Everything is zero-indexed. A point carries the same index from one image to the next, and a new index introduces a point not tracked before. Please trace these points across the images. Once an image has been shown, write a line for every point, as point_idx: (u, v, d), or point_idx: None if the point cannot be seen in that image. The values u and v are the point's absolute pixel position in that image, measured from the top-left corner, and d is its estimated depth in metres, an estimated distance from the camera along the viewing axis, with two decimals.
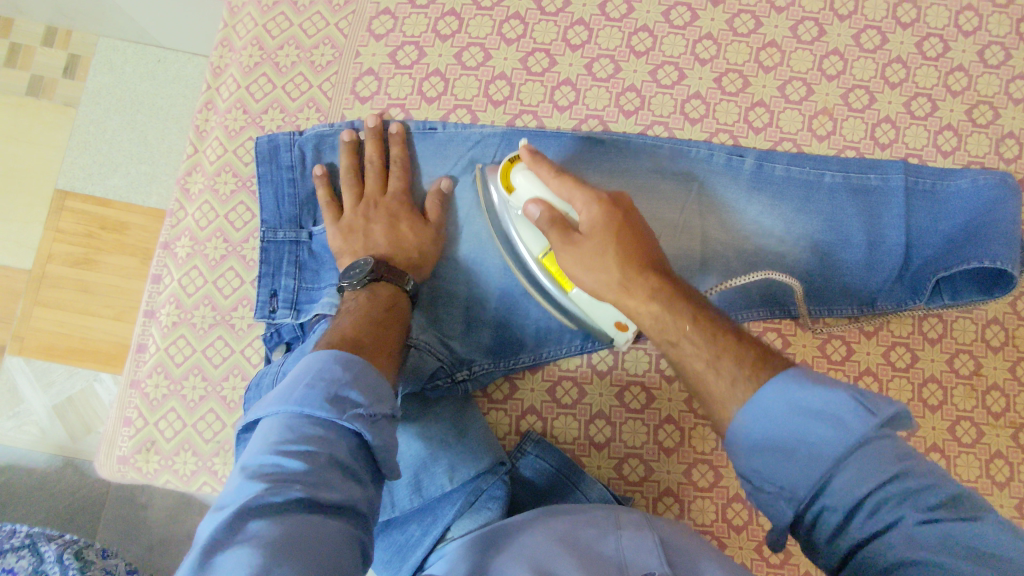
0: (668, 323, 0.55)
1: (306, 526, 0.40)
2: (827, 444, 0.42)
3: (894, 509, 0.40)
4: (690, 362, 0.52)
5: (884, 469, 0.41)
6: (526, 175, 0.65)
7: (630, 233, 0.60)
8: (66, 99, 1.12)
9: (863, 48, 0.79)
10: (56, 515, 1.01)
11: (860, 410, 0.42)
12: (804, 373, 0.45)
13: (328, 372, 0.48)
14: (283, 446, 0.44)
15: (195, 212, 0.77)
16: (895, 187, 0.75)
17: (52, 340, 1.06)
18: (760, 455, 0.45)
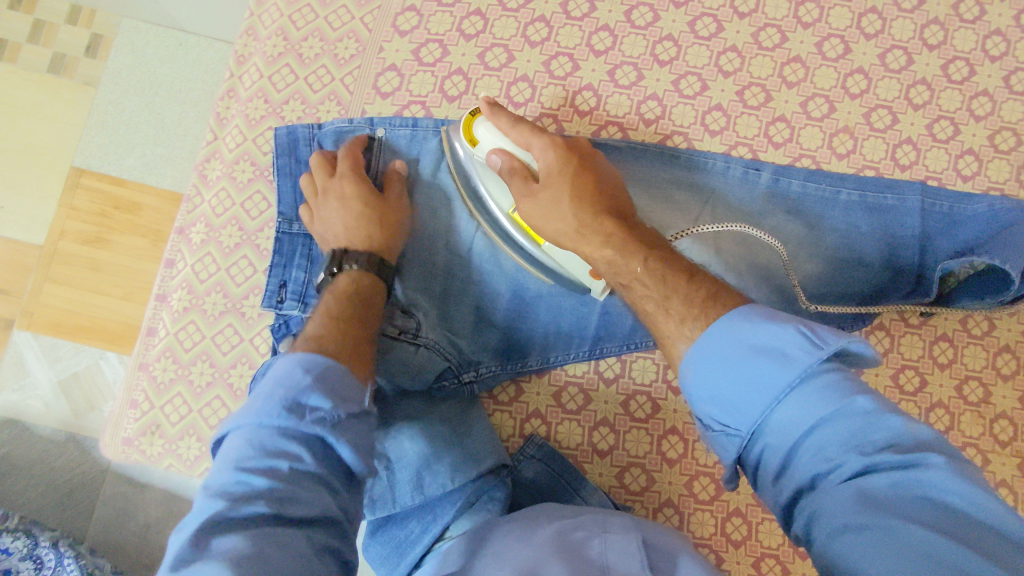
0: (620, 264, 0.59)
1: (275, 541, 0.41)
2: (771, 378, 0.44)
3: (835, 448, 0.41)
4: (644, 303, 0.57)
5: (827, 403, 0.42)
6: (486, 127, 0.66)
7: (583, 178, 0.63)
8: (86, 78, 1.13)
9: (888, 68, 0.79)
10: (56, 489, 1.02)
11: (804, 343, 0.44)
12: (757, 314, 0.47)
13: (287, 378, 0.48)
14: (245, 465, 0.44)
15: (211, 199, 0.77)
16: (912, 208, 0.74)
17: (62, 317, 1.07)
18: (711, 396, 0.47)
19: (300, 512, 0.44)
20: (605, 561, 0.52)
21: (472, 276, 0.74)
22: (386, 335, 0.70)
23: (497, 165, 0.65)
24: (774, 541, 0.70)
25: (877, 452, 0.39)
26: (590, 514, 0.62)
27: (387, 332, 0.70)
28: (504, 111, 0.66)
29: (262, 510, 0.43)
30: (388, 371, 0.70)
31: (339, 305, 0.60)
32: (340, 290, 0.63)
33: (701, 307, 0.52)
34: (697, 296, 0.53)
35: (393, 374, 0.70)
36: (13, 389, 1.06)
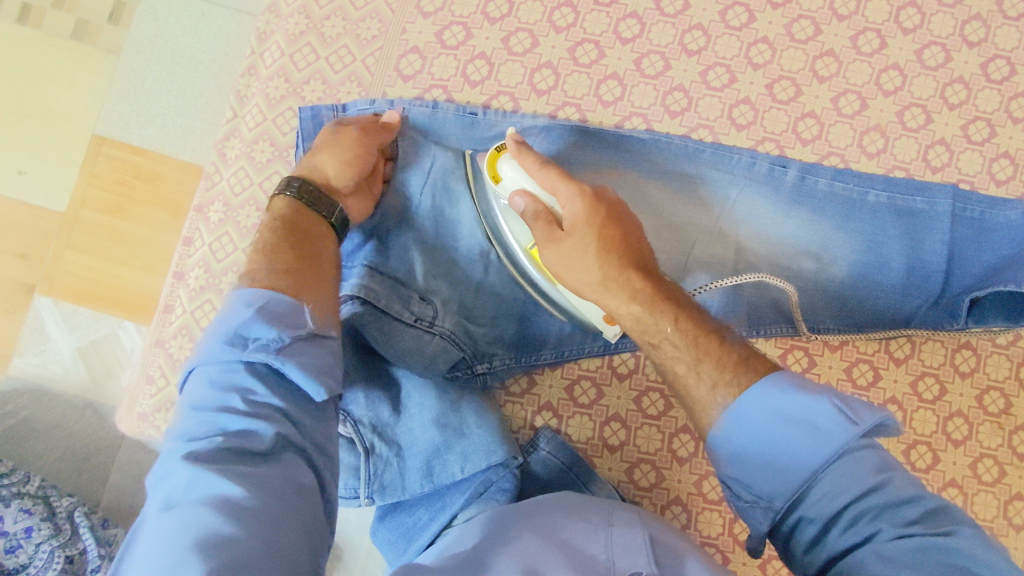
0: (648, 323, 0.58)
1: (255, 477, 0.43)
2: (808, 455, 0.46)
3: (872, 521, 0.44)
4: (672, 364, 0.56)
5: (861, 478, 0.45)
6: (510, 165, 0.64)
7: (611, 228, 0.61)
8: (109, 45, 1.08)
9: (925, 65, 0.76)
10: (74, 456, 1.01)
11: (840, 418, 0.46)
12: (790, 380, 0.49)
13: (232, 315, 0.49)
14: (207, 405, 0.46)
15: (230, 177, 0.77)
16: (941, 212, 0.72)
17: (81, 283, 1.04)
18: (740, 463, 0.49)
19: (261, 443, 0.45)
20: (610, 558, 0.53)
21: (489, 265, 0.73)
22: (401, 321, 0.69)
23: (521, 208, 0.63)
24: None
25: (909, 524, 0.42)
26: (586, 499, 0.64)
27: (403, 318, 0.69)
28: (531, 151, 0.64)
29: (223, 442, 0.44)
30: (401, 359, 0.69)
31: (275, 234, 0.60)
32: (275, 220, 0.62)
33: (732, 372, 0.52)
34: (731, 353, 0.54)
35: (405, 362, 0.70)
36: (31, 353, 1.04)
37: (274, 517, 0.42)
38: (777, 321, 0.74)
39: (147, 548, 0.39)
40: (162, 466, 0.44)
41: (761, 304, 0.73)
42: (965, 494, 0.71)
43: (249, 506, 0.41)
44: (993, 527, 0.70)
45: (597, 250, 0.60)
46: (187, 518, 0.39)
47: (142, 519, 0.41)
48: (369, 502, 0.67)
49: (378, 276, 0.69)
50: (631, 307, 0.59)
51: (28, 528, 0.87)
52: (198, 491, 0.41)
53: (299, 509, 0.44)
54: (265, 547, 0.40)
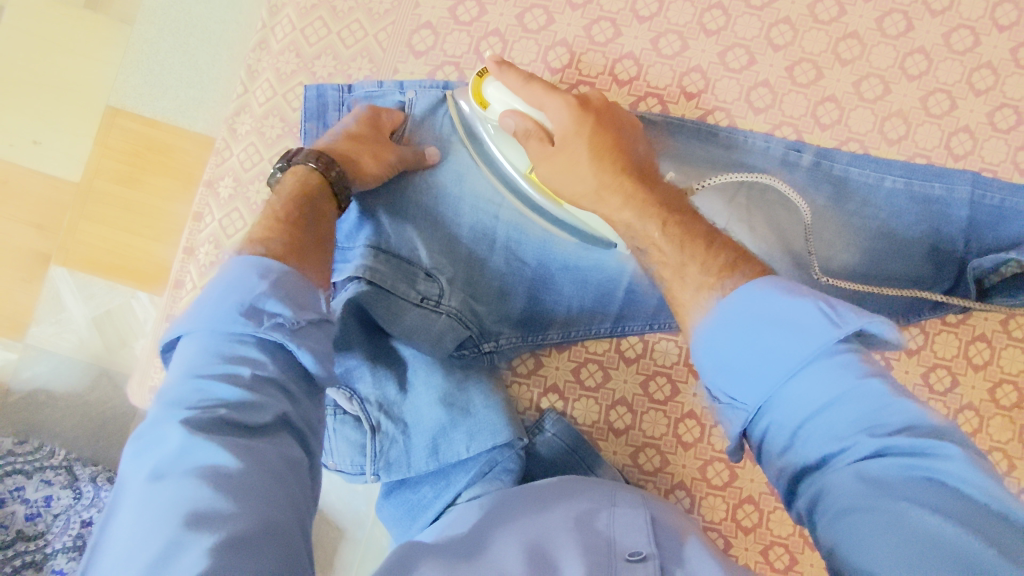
0: (637, 227, 0.59)
1: (253, 453, 0.43)
2: (790, 354, 0.42)
3: (847, 428, 0.39)
4: (660, 270, 0.56)
5: (840, 383, 0.40)
6: (496, 88, 0.65)
7: (602, 131, 0.63)
8: (121, 14, 1.07)
9: (952, 50, 0.74)
10: (89, 424, 1.02)
11: (820, 319, 0.42)
12: (775, 284, 0.45)
13: (242, 286, 0.48)
14: (206, 372, 0.44)
15: (240, 153, 0.76)
16: (959, 200, 0.71)
17: (95, 253, 1.04)
18: (717, 363, 0.46)
19: (258, 418, 0.44)
20: (610, 534, 0.53)
21: (497, 242, 0.73)
22: (407, 300, 0.69)
23: (510, 128, 0.65)
24: (785, 530, 0.70)
25: (892, 436, 0.38)
26: (588, 481, 0.63)
27: (409, 297, 0.69)
28: (514, 69, 0.65)
29: (223, 415, 0.43)
30: (407, 337, 0.69)
31: (286, 206, 0.60)
32: (287, 192, 0.62)
33: (716, 276, 0.50)
34: (716, 258, 0.52)
35: (412, 340, 0.69)
36: (47, 322, 1.05)
37: (268, 494, 0.42)
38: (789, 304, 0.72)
39: (140, 519, 0.38)
40: (150, 432, 0.43)
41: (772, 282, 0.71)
42: None
43: (245, 482, 0.41)
44: None
45: (591, 158, 0.62)
46: (182, 491, 0.39)
47: (130, 486, 0.41)
48: (375, 478, 0.68)
49: (381, 256, 0.69)
50: (622, 211, 0.60)
51: (48, 498, 0.90)
52: (191, 462, 0.40)
53: (291, 488, 0.44)
54: (263, 522, 0.40)
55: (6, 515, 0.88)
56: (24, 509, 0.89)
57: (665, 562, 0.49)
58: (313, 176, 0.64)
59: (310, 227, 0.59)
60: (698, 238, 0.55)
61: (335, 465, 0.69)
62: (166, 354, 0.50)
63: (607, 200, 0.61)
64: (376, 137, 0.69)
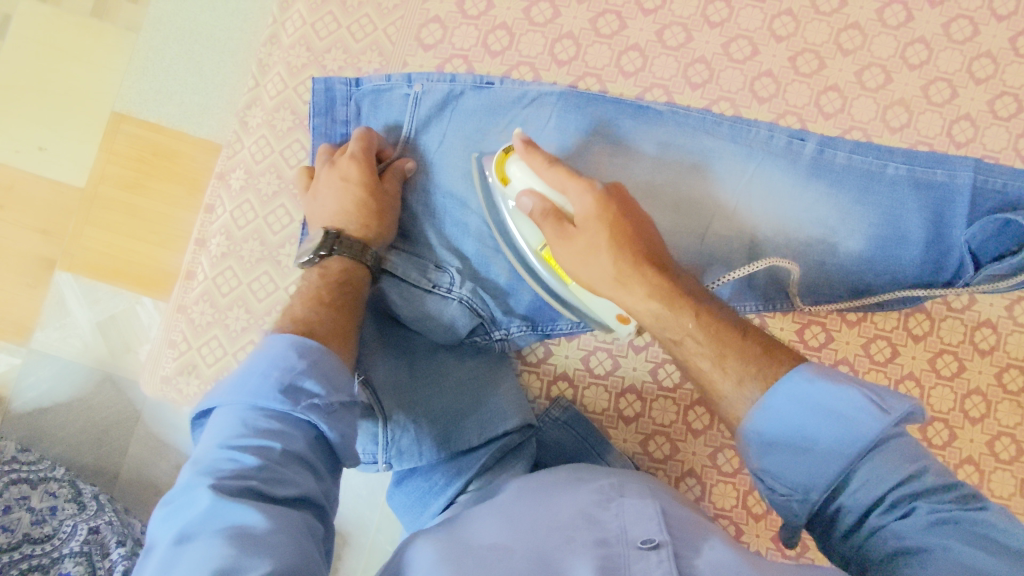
0: (668, 319, 0.58)
1: (279, 516, 0.42)
2: (848, 446, 0.45)
3: (906, 501, 0.43)
4: (698, 361, 0.56)
5: (895, 468, 0.44)
6: (520, 166, 0.65)
7: (624, 227, 0.61)
8: (129, 22, 1.09)
9: (952, 39, 0.75)
10: (94, 425, 1.03)
11: (871, 407, 0.45)
12: (820, 371, 0.48)
13: (283, 360, 0.49)
14: (237, 442, 0.45)
15: (251, 145, 0.77)
16: (961, 185, 0.71)
17: (99, 258, 1.04)
18: (782, 456, 0.48)
19: (286, 491, 0.45)
20: (621, 525, 0.51)
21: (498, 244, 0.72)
22: (419, 287, 0.72)
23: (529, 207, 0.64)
24: None
25: (944, 501, 0.42)
26: (597, 471, 0.62)
27: (421, 285, 0.72)
28: (537, 150, 0.64)
29: (251, 482, 0.43)
30: (421, 326, 0.71)
31: (330, 291, 0.62)
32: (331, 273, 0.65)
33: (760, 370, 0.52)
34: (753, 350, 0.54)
35: (425, 327, 0.71)
36: (53, 326, 1.05)
37: (293, 552, 0.41)
38: (804, 295, 0.74)
39: None
40: (180, 496, 0.43)
41: (773, 282, 0.74)
42: (982, 472, 0.72)
43: (271, 542, 0.40)
44: (1008, 504, 0.71)
45: (608, 242, 0.60)
46: (209, 552, 0.39)
47: (155, 550, 0.41)
48: (387, 466, 0.67)
49: (395, 250, 0.73)
50: (648, 303, 0.59)
51: (53, 507, 0.90)
52: (220, 523, 0.40)
53: (309, 549, 0.42)
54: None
55: (10, 522, 0.86)
56: (29, 516, 0.88)
57: (679, 548, 0.49)
58: (350, 263, 0.66)
59: (350, 312, 0.61)
60: (731, 328, 0.56)
61: None
62: (197, 418, 0.50)
63: (626, 288, 0.60)
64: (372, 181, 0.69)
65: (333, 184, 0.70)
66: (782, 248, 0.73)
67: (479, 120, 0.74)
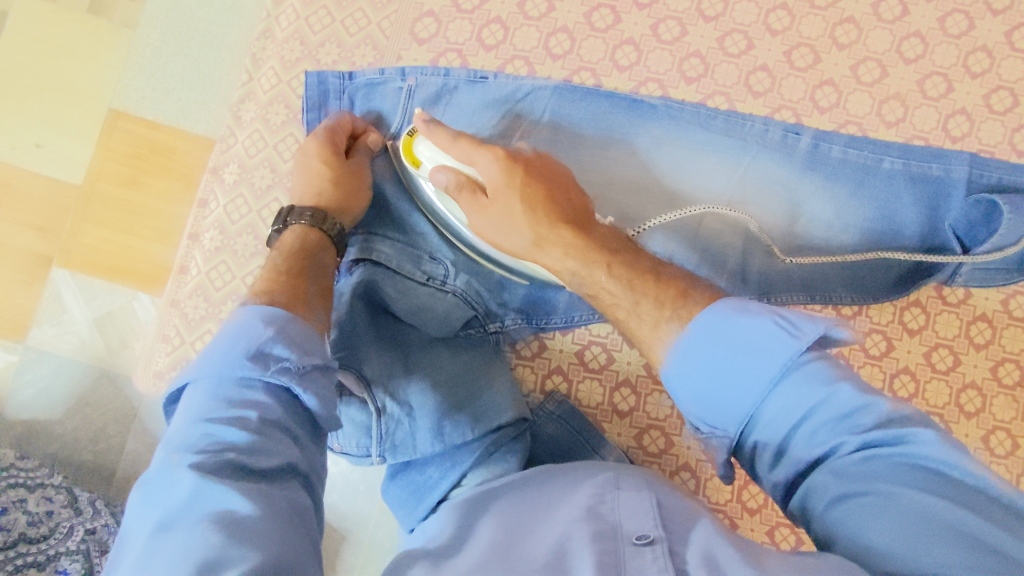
0: (585, 275, 0.59)
1: (265, 494, 0.43)
2: (752, 374, 0.44)
3: (830, 432, 0.42)
4: (618, 313, 0.57)
5: (813, 395, 0.42)
6: (426, 146, 0.65)
7: (536, 192, 0.62)
8: (125, 19, 1.08)
9: (948, 33, 0.75)
10: (91, 424, 1.02)
11: (780, 333, 0.44)
12: (732, 305, 0.47)
13: (249, 331, 0.49)
14: (213, 418, 0.45)
15: (245, 140, 0.77)
16: (956, 179, 0.71)
17: (97, 256, 1.04)
18: (701, 396, 0.47)
19: (268, 463, 0.45)
20: (616, 519, 0.50)
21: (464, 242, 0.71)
22: (414, 280, 0.72)
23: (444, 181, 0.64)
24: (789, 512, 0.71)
25: (867, 431, 0.41)
26: (582, 467, 0.62)
27: (415, 278, 0.72)
28: (442, 125, 0.65)
29: (233, 459, 0.43)
30: (416, 319, 0.71)
31: (286, 260, 0.60)
32: (287, 247, 0.63)
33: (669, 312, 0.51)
34: (665, 293, 0.53)
35: (419, 320, 0.71)
36: (48, 324, 1.05)
37: (283, 535, 0.41)
38: (801, 289, 0.73)
39: (151, 567, 0.38)
40: (158, 478, 0.43)
41: (773, 273, 0.73)
42: None
43: (259, 522, 0.41)
44: None
45: (521, 210, 0.62)
46: (193, 534, 0.39)
47: (137, 535, 0.41)
48: (381, 459, 0.68)
49: (388, 242, 0.72)
50: (565, 261, 0.60)
51: (50, 510, 0.90)
52: (203, 506, 0.40)
53: (298, 529, 0.43)
54: (275, 563, 0.39)
55: (7, 521, 0.88)
56: (25, 517, 0.88)
57: (673, 543, 0.47)
58: (312, 232, 0.64)
59: (313, 280, 0.59)
60: (646, 275, 0.56)
61: (341, 446, 0.68)
62: (171, 404, 0.50)
63: (546, 251, 0.62)
64: (334, 157, 0.68)
65: (302, 170, 0.69)
66: (779, 239, 0.73)
67: (475, 114, 0.73)
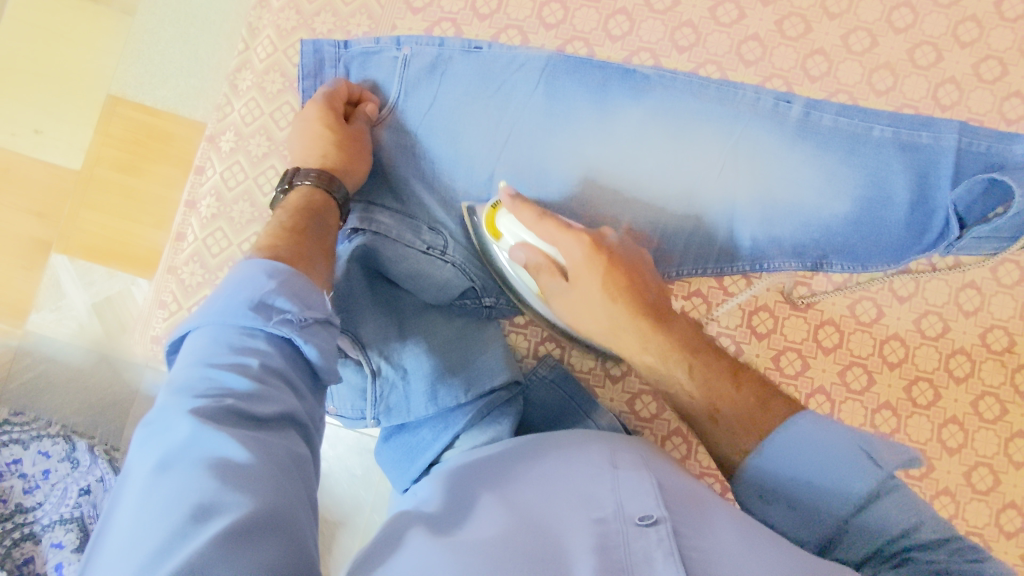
0: (662, 370, 0.65)
1: (262, 441, 0.43)
2: (833, 487, 0.53)
3: (904, 554, 0.49)
4: (692, 409, 0.64)
5: (891, 520, 0.50)
6: (509, 221, 0.67)
7: (617, 280, 0.66)
8: (123, 4, 1.09)
9: (937, 3, 0.76)
10: (88, 408, 1.01)
11: (866, 460, 0.53)
12: (824, 425, 0.56)
13: (252, 282, 0.50)
14: (215, 363, 0.45)
15: (242, 108, 0.77)
16: (945, 147, 0.70)
17: (95, 241, 1.05)
18: (789, 506, 0.55)
19: (266, 410, 0.45)
20: (618, 500, 0.50)
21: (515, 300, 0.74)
22: (412, 248, 0.72)
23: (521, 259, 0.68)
24: None
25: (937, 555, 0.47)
26: (576, 437, 0.62)
27: (415, 246, 0.72)
28: (528, 203, 0.67)
29: (232, 404, 0.44)
30: (412, 283, 0.72)
31: (292, 217, 0.61)
32: (291, 204, 0.63)
33: (755, 417, 0.59)
34: (748, 398, 0.61)
35: (417, 284, 0.72)
36: (48, 309, 1.05)
37: (278, 482, 0.42)
38: (793, 256, 0.74)
39: (147, 506, 0.39)
40: (158, 419, 0.43)
41: (764, 240, 0.74)
42: (966, 430, 0.73)
43: (256, 470, 0.41)
44: (992, 462, 0.73)
45: (603, 294, 0.66)
46: (190, 477, 0.39)
47: (135, 474, 0.41)
48: (375, 422, 0.69)
49: (385, 210, 0.73)
50: (644, 354, 0.66)
51: (45, 470, 0.92)
52: (201, 450, 0.41)
53: (293, 478, 0.44)
54: (268, 510, 0.40)
55: (6, 488, 0.91)
56: (21, 484, 0.91)
57: (678, 525, 0.48)
58: (317, 193, 0.65)
59: (315, 236, 0.60)
60: (726, 377, 0.63)
61: (336, 409, 0.70)
62: (172, 353, 0.51)
63: (623, 338, 0.66)
64: (335, 120, 0.69)
65: (302, 134, 0.70)
66: (770, 209, 0.73)
67: (466, 82, 0.74)
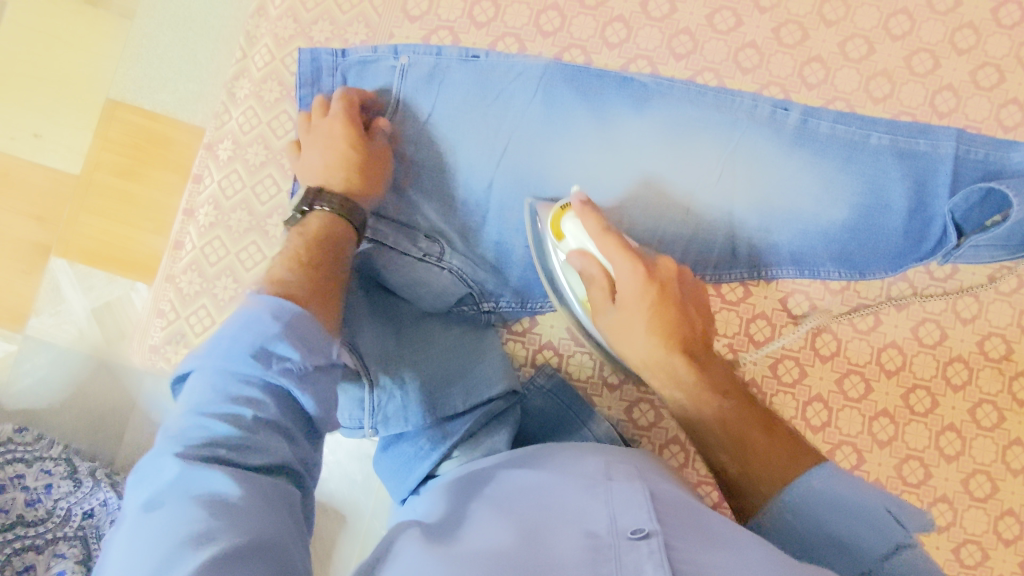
0: (690, 411, 0.67)
1: (251, 479, 0.43)
2: (857, 544, 0.57)
3: None
4: (716, 451, 0.66)
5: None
6: (574, 225, 0.66)
7: (670, 313, 0.66)
8: (122, 9, 1.09)
9: (935, 10, 0.76)
10: (84, 424, 1.02)
11: (897, 520, 0.57)
12: (844, 476, 0.60)
13: (255, 324, 0.47)
14: (211, 411, 0.45)
15: (239, 116, 0.78)
16: (943, 154, 0.70)
17: (93, 246, 1.05)
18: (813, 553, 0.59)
19: (259, 460, 0.44)
20: (610, 512, 0.51)
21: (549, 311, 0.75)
22: (409, 256, 0.72)
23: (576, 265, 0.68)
24: None
25: None
26: (572, 448, 0.62)
27: (411, 254, 0.72)
28: (596, 212, 0.65)
29: (221, 454, 0.43)
30: (410, 291, 0.73)
31: (303, 241, 0.61)
32: (308, 227, 0.63)
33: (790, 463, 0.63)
34: (781, 448, 0.64)
35: (413, 293, 0.73)
36: (47, 314, 1.05)
37: (265, 520, 0.42)
38: (791, 263, 0.74)
39: (132, 547, 0.39)
40: (151, 461, 0.43)
41: (762, 246, 0.74)
42: (964, 438, 0.74)
43: (243, 510, 0.41)
44: (990, 470, 0.73)
45: (646, 327, 0.66)
46: (175, 515, 0.39)
47: (128, 513, 0.42)
48: (372, 432, 0.68)
49: (384, 219, 0.73)
50: (677, 391, 0.67)
51: (48, 485, 0.89)
52: (187, 490, 0.41)
53: (283, 515, 0.43)
54: (253, 546, 0.40)
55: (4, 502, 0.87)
56: (23, 497, 0.88)
57: (670, 537, 0.48)
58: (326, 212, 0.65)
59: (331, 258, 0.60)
60: (759, 424, 0.66)
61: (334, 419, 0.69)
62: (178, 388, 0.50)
63: (656, 373, 0.68)
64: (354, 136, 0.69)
65: (309, 147, 0.70)
66: (767, 216, 0.73)
67: (463, 90, 0.73)
